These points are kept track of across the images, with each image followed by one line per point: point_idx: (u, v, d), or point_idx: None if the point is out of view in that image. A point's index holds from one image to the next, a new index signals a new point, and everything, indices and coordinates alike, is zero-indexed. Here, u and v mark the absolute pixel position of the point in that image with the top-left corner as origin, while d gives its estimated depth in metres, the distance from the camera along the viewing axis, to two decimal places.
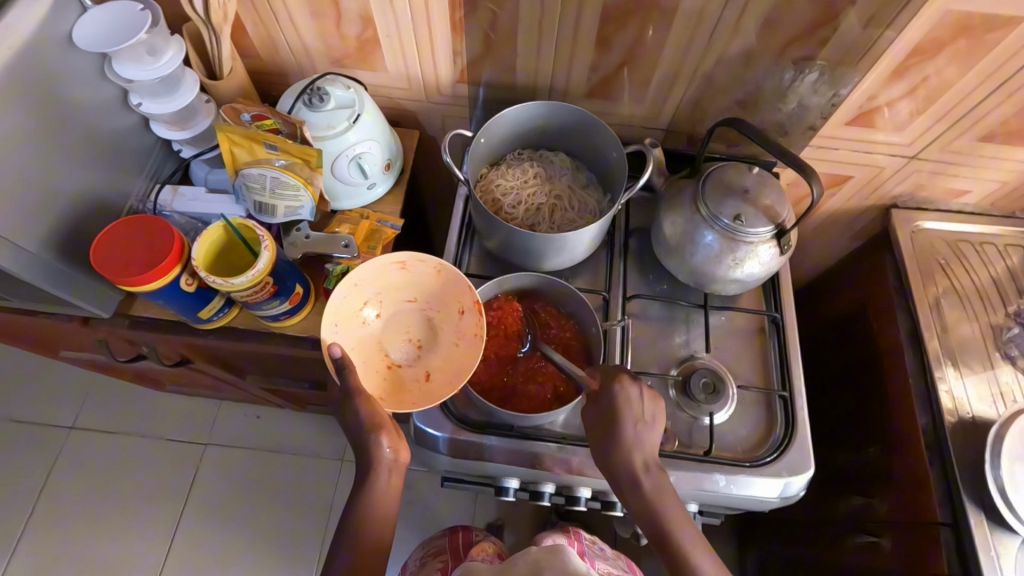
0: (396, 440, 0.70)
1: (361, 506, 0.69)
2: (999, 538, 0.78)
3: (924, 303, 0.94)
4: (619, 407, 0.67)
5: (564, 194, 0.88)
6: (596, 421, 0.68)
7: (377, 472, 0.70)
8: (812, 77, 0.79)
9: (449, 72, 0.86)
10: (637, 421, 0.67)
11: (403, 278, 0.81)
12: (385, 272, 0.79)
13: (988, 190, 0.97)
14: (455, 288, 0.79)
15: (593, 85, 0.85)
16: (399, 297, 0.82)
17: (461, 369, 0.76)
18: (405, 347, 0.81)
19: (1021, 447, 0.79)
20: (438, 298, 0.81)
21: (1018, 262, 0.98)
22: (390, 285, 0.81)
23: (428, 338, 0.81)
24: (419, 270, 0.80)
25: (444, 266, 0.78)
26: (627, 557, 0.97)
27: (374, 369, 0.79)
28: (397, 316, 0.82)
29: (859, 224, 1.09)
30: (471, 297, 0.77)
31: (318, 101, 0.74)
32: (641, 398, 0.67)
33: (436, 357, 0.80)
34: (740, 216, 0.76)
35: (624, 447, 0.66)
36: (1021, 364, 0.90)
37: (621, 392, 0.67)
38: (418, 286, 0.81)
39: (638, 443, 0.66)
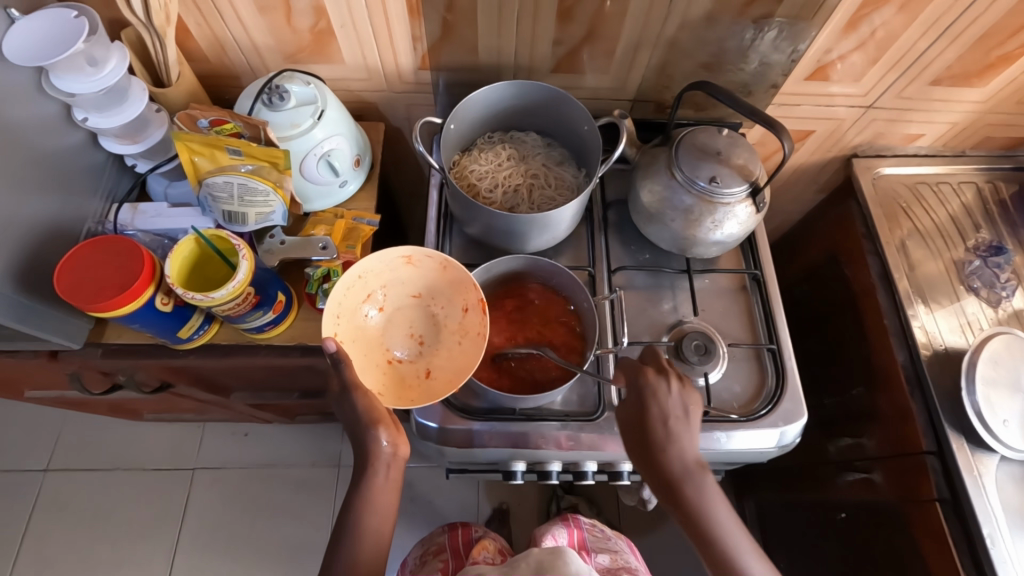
0: (395, 434, 0.69)
1: (372, 506, 0.68)
2: (980, 458, 0.83)
3: (891, 246, 0.98)
4: (645, 402, 0.67)
5: (542, 173, 0.87)
6: (628, 416, 0.69)
7: (379, 467, 0.69)
8: (772, 34, 0.80)
9: (410, 59, 0.83)
10: (668, 417, 0.66)
11: (409, 273, 0.80)
12: (391, 266, 0.79)
13: (940, 132, 1.01)
14: (460, 284, 0.78)
15: (558, 59, 0.84)
16: (402, 292, 0.81)
17: (465, 367, 0.75)
18: (406, 342, 0.79)
19: (993, 372, 0.84)
20: (443, 294, 0.80)
21: (972, 199, 1.03)
22: (395, 281, 0.80)
23: (431, 334, 0.80)
24: (425, 265, 0.79)
25: (449, 262, 0.78)
26: (628, 537, 1.01)
27: (374, 363, 0.77)
28: (399, 312, 0.80)
29: (823, 176, 1.13)
30: (475, 294, 0.77)
31: (279, 100, 0.72)
32: (671, 394, 0.67)
33: (437, 354, 0.78)
34: (716, 177, 0.77)
35: (663, 440, 0.66)
36: (984, 295, 0.95)
37: (649, 387, 0.67)
38: (423, 281, 0.80)
39: (673, 439, 0.65)
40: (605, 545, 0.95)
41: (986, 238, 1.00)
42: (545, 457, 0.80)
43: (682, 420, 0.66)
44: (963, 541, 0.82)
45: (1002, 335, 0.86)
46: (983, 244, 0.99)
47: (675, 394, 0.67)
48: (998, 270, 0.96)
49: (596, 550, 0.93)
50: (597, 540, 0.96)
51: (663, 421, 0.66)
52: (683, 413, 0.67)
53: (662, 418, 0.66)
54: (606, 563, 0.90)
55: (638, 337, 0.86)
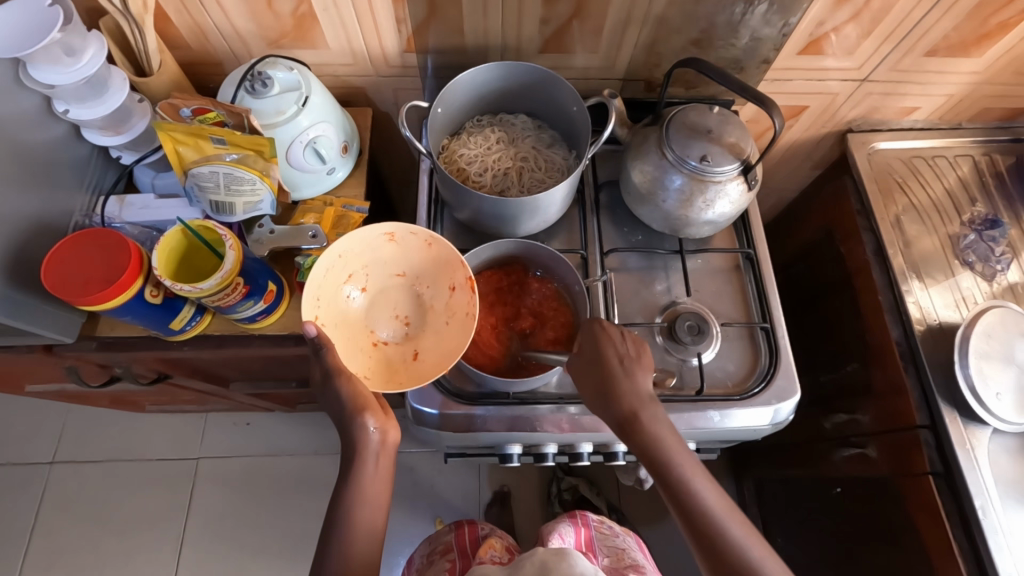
0: (383, 420, 0.70)
1: (366, 492, 0.68)
2: (972, 431, 0.83)
3: (886, 222, 0.98)
4: (601, 343, 0.67)
5: (531, 156, 0.85)
6: (583, 362, 0.68)
7: (368, 457, 0.69)
8: (762, 8, 0.77)
9: (395, 41, 0.82)
10: (622, 358, 0.66)
11: (392, 250, 0.79)
12: (374, 244, 0.78)
13: (936, 104, 1.00)
14: (447, 262, 0.78)
15: (545, 39, 0.82)
16: (386, 272, 0.80)
17: (452, 346, 0.74)
18: (392, 324, 0.79)
19: (987, 345, 0.84)
20: (429, 274, 0.80)
21: (968, 172, 1.03)
22: (377, 260, 0.79)
23: (417, 315, 0.79)
24: (409, 242, 0.79)
25: (435, 238, 0.78)
26: (635, 535, 1.02)
27: (359, 347, 0.76)
28: (383, 292, 0.80)
29: (818, 152, 1.12)
30: (463, 272, 0.77)
31: (261, 87, 0.71)
32: (624, 340, 0.68)
33: (424, 336, 0.78)
34: (706, 155, 0.77)
35: (619, 385, 0.65)
36: (979, 269, 0.95)
37: (603, 330, 0.68)
38: (407, 260, 0.80)
39: (628, 377, 0.65)
40: (613, 544, 0.95)
41: (981, 211, 0.99)
42: (541, 440, 0.81)
43: (636, 362, 0.66)
44: (955, 512, 0.83)
45: (997, 309, 0.86)
46: (978, 218, 0.99)
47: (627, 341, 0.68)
48: (992, 244, 0.96)
49: (603, 551, 0.94)
50: (605, 539, 0.96)
51: (617, 361, 0.66)
52: (636, 357, 0.67)
53: (619, 358, 0.66)
54: (612, 564, 0.91)
55: (628, 319, 0.86)
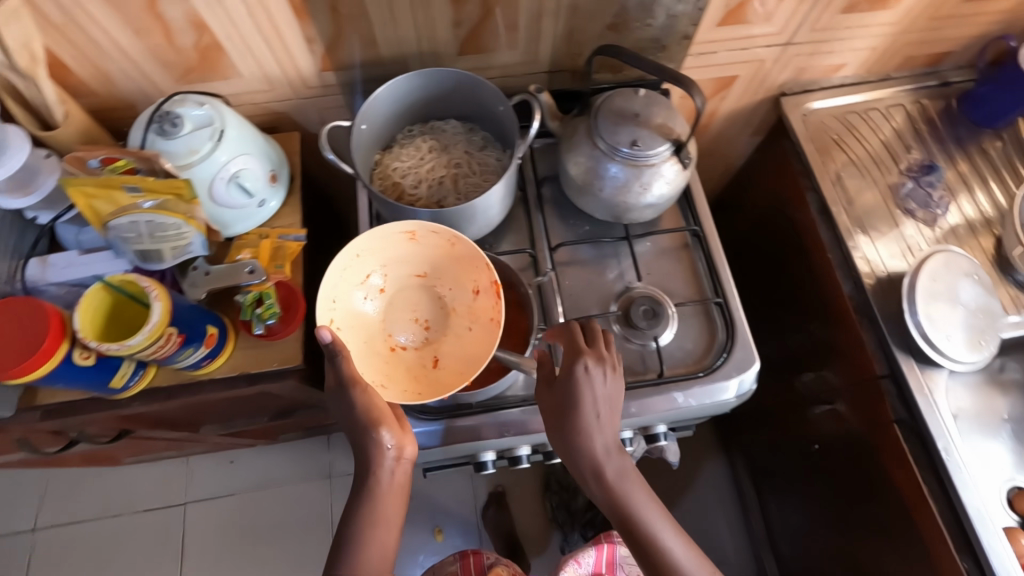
0: (399, 436, 0.69)
1: (375, 513, 0.67)
2: (929, 376, 0.85)
3: (827, 181, 0.99)
4: (577, 387, 0.67)
5: (464, 161, 0.84)
6: (554, 403, 0.68)
7: (383, 470, 0.68)
8: None
9: (308, 61, 0.79)
10: (597, 406, 0.67)
11: (412, 248, 0.79)
12: (393, 241, 0.77)
13: (861, 59, 1.01)
14: (470, 262, 0.77)
15: (462, 41, 0.81)
16: (406, 271, 0.80)
17: (477, 353, 0.74)
18: (411, 327, 0.79)
19: (935, 290, 0.85)
20: (450, 275, 0.80)
21: (901, 121, 1.04)
22: (396, 258, 0.79)
23: (437, 318, 0.80)
24: (428, 241, 0.78)
25: (457, 238, 0.76)
26: None
27: (377, 350, 0.77)
28: (401, 294, 0.80)
29: (756, 119, 1.12)
30: (487, 275, 0.76)
31: (171, 127, 0.68)
32: (604, 382, 0.67)
33: (445, 340, 0.78)
34: (636, 141, 0.76)
35: (588, 434, 0.67)
36: (920, 216, 0.96)
37: (581, 374, 0.67)
38: (427, 259, 0.80)
39: (598, 426, 0.67)
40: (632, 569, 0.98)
41: (917, 158, 1.01)
42: (513, 444, 0.81)
43: (608, 410, 0.68)
44: (922, 456, 0.84)
45: (940, 254, 0.88)
46: (915, 165, 1.00)
47: (607, 384, 0.68)
48: (930, 190, 0.98)
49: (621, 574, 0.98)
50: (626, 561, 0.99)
51: (592, 409, 0.67)
52: (610, 404, 0.68)
53: (593, 406, 0.67)
54: None
55: (583, 311, 0.86)
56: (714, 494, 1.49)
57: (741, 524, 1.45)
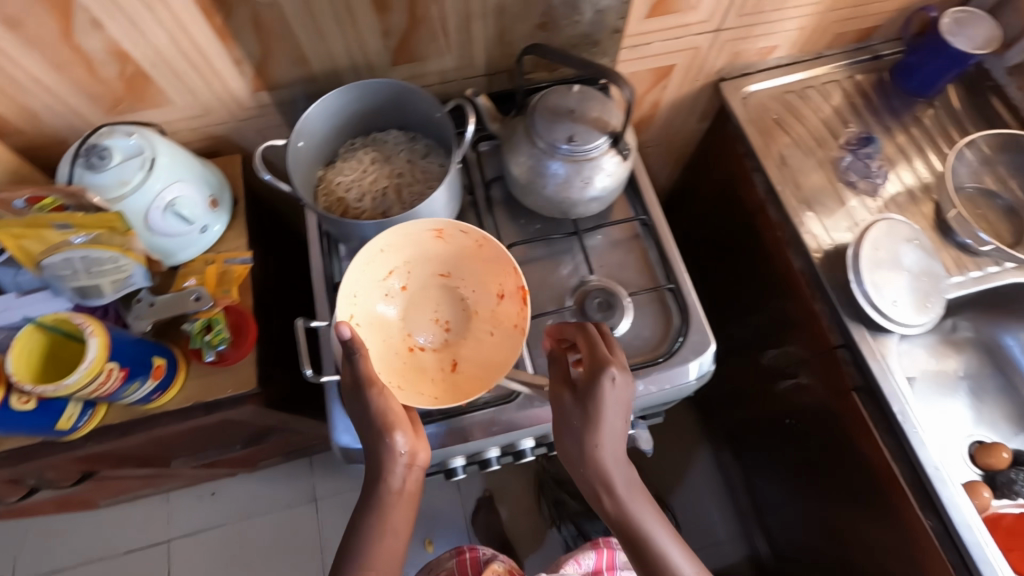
0: (413, 441, 0.69)
1: (385, 523, 0.70)
2: (881, 341, 0.87)
3: (769, 160, 1.01)
4: (598, 395, 0.67)
5: (407, 170, 0.84)
6: (571, 409, 0.69)
7: (395, 471, 0.69)
8: None
9: (239, 83, 0.79)
10: (614, 417, 0.69)
11: (437, 246, 0.81)
12: (421, 239, 0.79)
13: (793, 39, 1.03)
14: (498, 266, 0.79)
15: (393, 51, 0.81)
16: (429, 269, 0.83)
17: (498, 360, 0.77)
18: (431, 327, 0.82)
19: (878, 258, 0.88)
20: (474, 276, 0.82)
21: (837, 97, 1.07)
22: (420, 257, 0.82)
23: (458, 321, 0.82)
24: (455, 240, 0.79)
25: (485, 241, 0.78)
26: None
27: (395, 349, 0.79)
28: (424, 293, 0.83)
29: (700, 105, 1.14)
30: (514, 281, 0.78)
31: (98, 160, 0.67)
32: (624, 392, 0.68)
33: (464, 343, 0.80)
34: (573, 137, 0.77)
35: (602, 444, 0.69)
36: (861, 187, 0.99)
37: (605, 384, 0.67)
38: (450, 259, 0.82)
39: (612, 435, 0.69)
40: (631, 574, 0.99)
41: (855, 131, 1.04)
42: (481, 447, 0.81)
43: (623, 420, 0.70)
44: (881, 421, 0.86)
45: (882, 223, 0.90)
46: (853, 138, 1.03)
47: (625, 394, 0.69)
48: (868, 161, 1.01)
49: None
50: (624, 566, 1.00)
51: (608, 420, 0.68)
52: (624, 414, 0.70)
53: (610, 416, 0.68)
54: None
55: (539, 308, 0.86)
56: (699, 477, 1.51)
57: (728, 503, 1.47)
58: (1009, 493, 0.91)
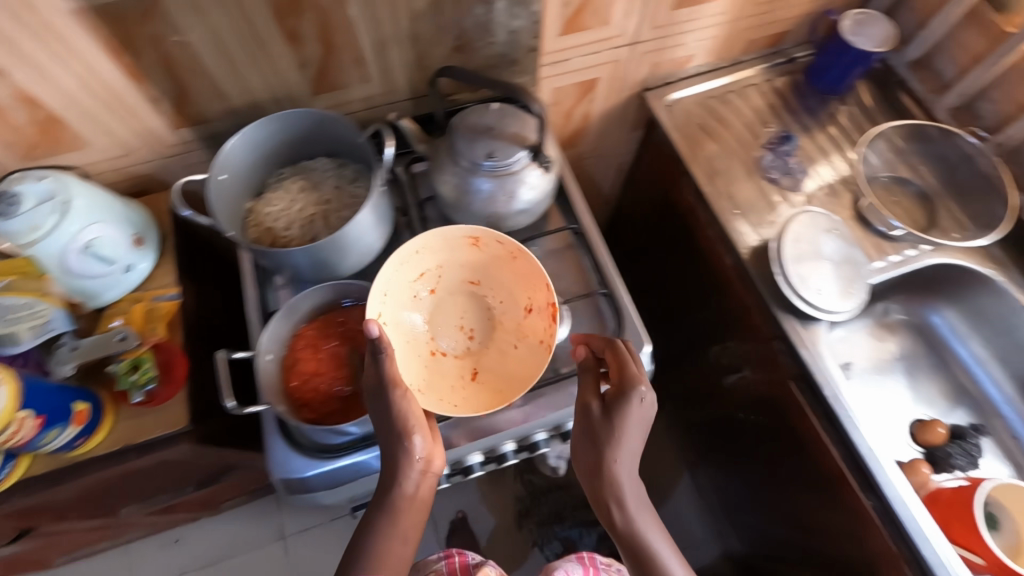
0: (430, 446, 0.71)
1: (396, 529, 0.70)
2: (812, 330, 0.90)
3: (694, 163, 1.05)
4: (625, 410, 0.71)
5: (335, 196, 0.84)
6: (597, 422, 0.73)
7: (410, 473, 0.69)
8: (501, 5, 0.80)
9: (159, 121, 0.79)
10: (636, 433, 0.72)
11: (471, 253, 0.86)
12: (456, 245, 0.85)
13: (708, 48, 1.08)
14: (529, 282, 0.83)
15: (313, 82, 0.82)
16: (459, 275, 0.87)
17: (521, 373, 0.80)
18: (455, 334, 0.85)
19: (800, 250, 0.91)
20: (502, 287, 0.86)
21: (755, 100, 1.12)
22: (451, 262, 0.87)
23: (482, 330, 0.86)
24: (489, 249, 0.85)
25: (519, 253, 0.82)
26: None
27: (418, 352, 0.83)
28: (451, 299, 0.87)
29: (630, 115, 1.18)
30: (544, 296, 0.82)
31: (8, 206, 0.65)
32: (649, 412, 0.72)
33: (486, 353, 0.84)
34: (493, 152, 0.79)
35: (622, 460, 0.72)
36: (783, 183, 1.03)
37: (633, 402, 0.71)
38: (481, 267, 0.87)
39: (633, 451, 0.73)
40: None
41: (774, 130, 1.09)
42: None
43: (642, 437, 0.73)
44: (818, 408, 0.89)
45: (801, 216, 0.94)
46: (773, 137, 1.08)
47: (648, 414, 0.72)
48: (787, 158, 1.05)
49: None
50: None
51: (630, 437, 0.72)
52: (644, 432, 0.73)
53: (632, 432, 0.72)
54: None
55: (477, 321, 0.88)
56: (668, 477, 1.52)
57: (698, 502, 1.48)
58: (948, 467, 0.95)
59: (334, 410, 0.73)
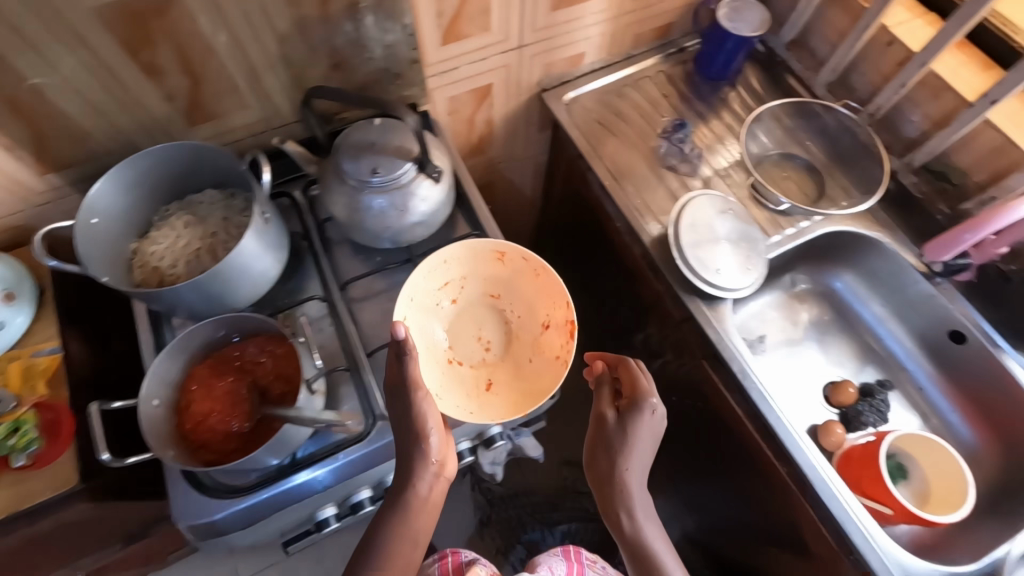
0: (444, 450, 0.74)
1: (409, 529, 0.72)
2: (717, 309, 0.93)
3: (594, 158, 1.07)
4: (637, 419, 0.73)
5: (223, 229, 0.82)
6: (608, 432, 0.75)
7: (424, 474, 0.73)
8: (369, 20, 0.80)
9: (22, 170, 0.75)
10: (646, 443, 0.74)
11: (496, 266, 0.91)
12: (482, 256, 0.90)
13: (598, 45, 1.10)
14: (551, 300, 0.88)
15: (186, 113, 0.80)
16: (481, 289, 0.94)
17: (535, 386, 0.85)
18: (474, 343, 0.92)
19: (697, 233, 0.94)
20: (522, 303, 0.92)
21: (649, 91, 1.15)
22: (475, 274, 0.92)
23: (499, 343, 0.92)
24: (512, 264, 0.90)
25: (541, 270, 0.88)
26: None
27: (437, 358, 0.89)
28: (471, 309, 0.94)
29: (533, 117, 1.19)
30: (563, 314, 0.86)
31: None
32: (659, 423, 0.74)
33: (501, 365, 0.90)
34: (377, 168, 0.79)
35: (634, 468, 0.74)
36: (681, 169, 1.06)
37: (645, 413, 0.73)
38: (501, 282, 0.93)
39: (644, 459, 0.75)
40: None
41: (669, 119, 1.12)
42: (348, 487, 0.82)
43: (651, 447, 0.75)
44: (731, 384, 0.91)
45: (696, 200, 0.97)
46: (668, 126, 1.10)
47: (658, 425, 0.75)
48: (682, 145, 1.08)
49: None
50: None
51: (640, 446, 0.74)
52: (654, 442, 0.75)
53: (643, 441, 0.74)
54: None
55: (386, 338, 0.87)
56: None
57: None
58: (860, 424, 0.99)
59: (233, 448, 0.71)
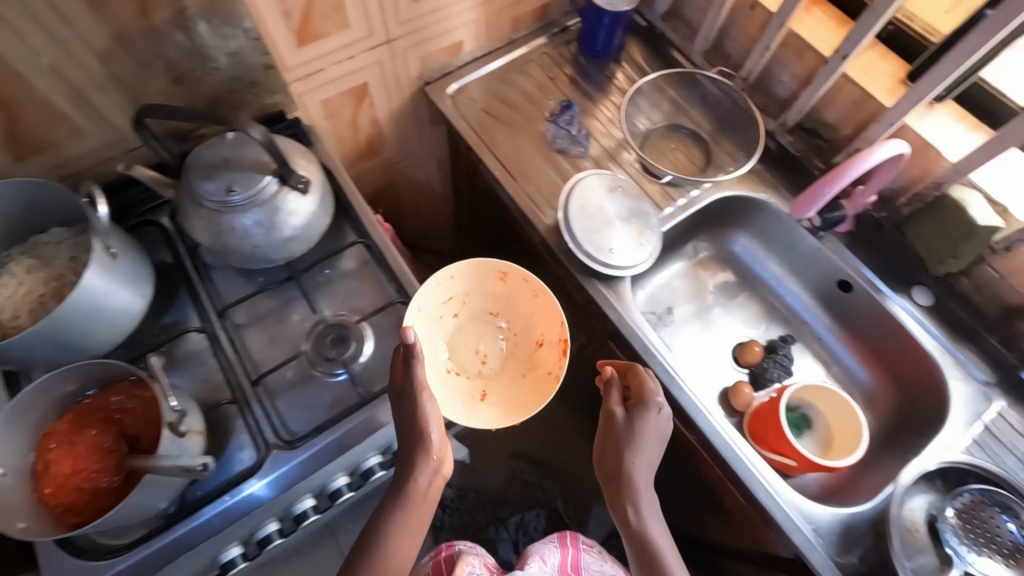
0: (443, 449, 0.72)
1: (400, 526, 0.69)
2: (615, 287, 0.93)
3: (483, 148, 1.05)
4: (647, 414, 0.72)
5: (73, 269, 0.75)
6: (618, 429, 0.73)
7: (423, 470, 0.71)
8: (202, 27, 0.75)
9: None
10: (656, 440, 0.72)
11: (498, 285, 0.93)
12: (488, 276, 0.92)
13: (473, 33, 1.07)
14: (546, 320, 0.89)
15: (9, 148, 0.73)
16: (483, 305, 0.96)
17: (528, 399, 0.85)
18: (471, 356, 0.93)
19: (587, 214, 0.94)
20: (520, 320, 0.94)
21: (534, 75, 1.13)
22: (479, 291, 0.94)
23: (496, 359, 0.93)
24: (511, 284, 0.92)
25: (539, 291, 0.89)
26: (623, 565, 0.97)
27: (436, 367, 0.90)
28: (473, 325, 0.96)
29: (422, 112, 1.16)
30: (558, 331, 0.87)
31: None
32: (667, 424, 0.73)
33: (497, 380, 0.91)
34: (232, 186, 0.74)
35: (644, 464, 0.71)
36: (572, 151, 1.05)
37: (654, 411, 0.72)
38: (501, 300, 0.95)
39: (654, 455, 0.72)
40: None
41: (557, 101, 1.10)
42: (246, 526, 0.75)
43: (660, 446, 0.73)
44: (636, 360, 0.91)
45: (583, 181, 0.96)
46: (556, 109, 1.08)
47: (665, 426, 0.73)
48: (571, 128, 1.06)
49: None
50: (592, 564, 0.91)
51: (651, 443, 0.72)
52: (663, 439, 0.73)
53: (653, 438, 0.72)
54: None
55: (276, 360, 0.82)
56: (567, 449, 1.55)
57: None
58: (766, 381, 1.02)
59: (105, 505, 0.66)
